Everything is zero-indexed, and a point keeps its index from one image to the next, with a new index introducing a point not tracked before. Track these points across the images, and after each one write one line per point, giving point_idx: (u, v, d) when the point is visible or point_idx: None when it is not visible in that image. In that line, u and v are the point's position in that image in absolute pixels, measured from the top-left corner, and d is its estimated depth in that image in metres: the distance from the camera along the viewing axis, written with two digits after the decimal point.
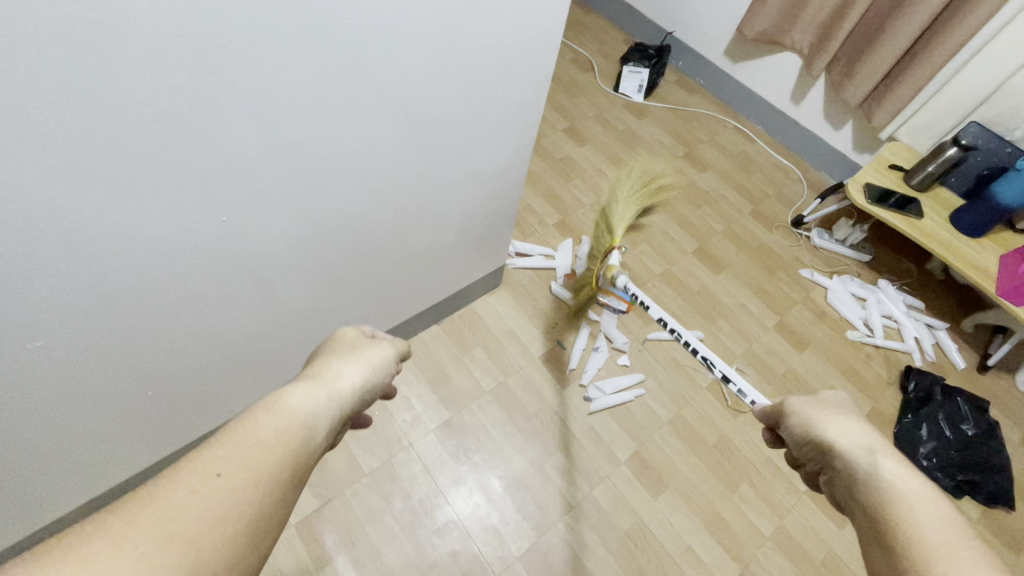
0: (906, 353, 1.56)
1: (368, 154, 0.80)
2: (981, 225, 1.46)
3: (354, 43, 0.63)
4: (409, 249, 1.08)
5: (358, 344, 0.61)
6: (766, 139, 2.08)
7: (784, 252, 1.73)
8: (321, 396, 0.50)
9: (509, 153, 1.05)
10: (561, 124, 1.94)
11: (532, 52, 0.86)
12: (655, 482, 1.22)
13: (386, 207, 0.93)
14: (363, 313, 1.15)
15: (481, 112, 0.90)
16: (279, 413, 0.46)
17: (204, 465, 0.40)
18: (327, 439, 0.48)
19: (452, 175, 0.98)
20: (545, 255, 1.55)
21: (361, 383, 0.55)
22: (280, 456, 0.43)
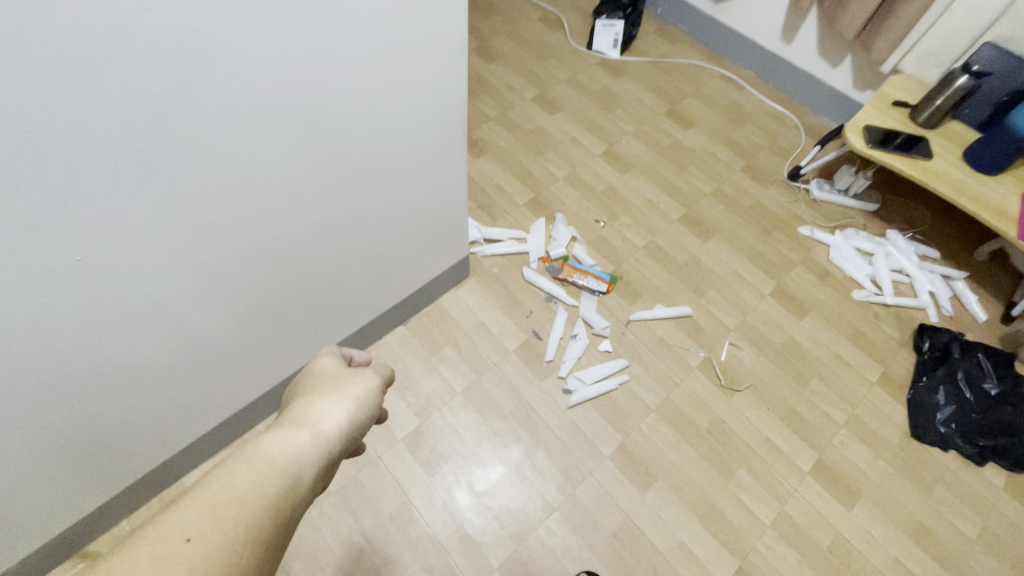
0: (919, 309, 1.43)
1: (250, 159, 0.71)
2: (1002, 159, 1.30)
3: (173, 34, 0.53)
4: (347, 258, 1.00)
5: (336, 377, 0.58)
6: (757, 84, 1.90)
7: (781, 210, 1.59)
8: (305, 441, 0.48)
9: (439, 137, 0.94)
10: (530, 91, 1.79)
11: (428, 21, 0.75)
12: (643, 476, 1.14)
13: (300, 217, 0.85)
14: (312, 328, 1.08)
15: (386, 97, 0.80)
16: (256, 461, 0.44)
17: (171, 532, 0.37)
18: (316, 484, 0.47)
19: (372, 171, 0.89)
20: (517, 238, 1.44)
21: (347, 423, 0.52)
22: (258, 511, 0.41)
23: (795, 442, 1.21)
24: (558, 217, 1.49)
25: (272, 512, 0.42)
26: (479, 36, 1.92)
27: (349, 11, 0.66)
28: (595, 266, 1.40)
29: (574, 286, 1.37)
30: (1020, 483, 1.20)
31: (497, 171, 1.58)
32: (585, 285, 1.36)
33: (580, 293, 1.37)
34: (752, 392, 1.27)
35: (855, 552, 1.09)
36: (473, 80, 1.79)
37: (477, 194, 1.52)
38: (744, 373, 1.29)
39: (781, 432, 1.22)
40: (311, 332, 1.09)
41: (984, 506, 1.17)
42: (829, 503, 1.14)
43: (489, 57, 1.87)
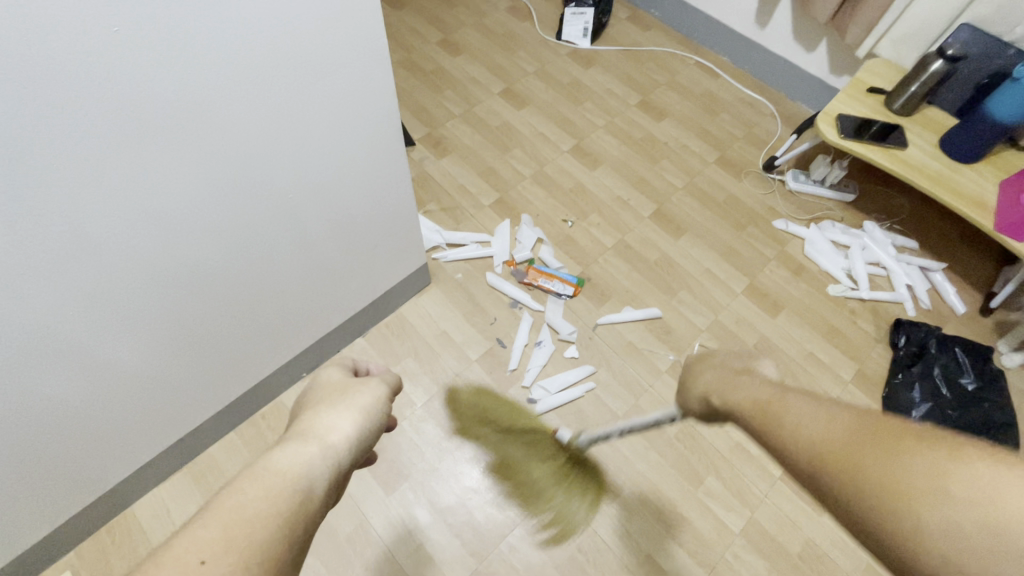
0: (896, 303, 1.39)
1: (146, 189, 0.64)
2: (979, 148, 1.25)
3: (21, 56, 0.46)
4: (283, 278, 0.94)
5: (346, 388, 0.58)
6: (733, 72, 1.83)
7: (755, 203, 1.54)
8: (315, 454, 0.47)
9: (372, 147, 0.88)
10: (496, 86, 1.72)
11: (345, 25, 0.69)
12: (609, 487, 1.11)
13: (219, 243, 0.78)
14: (253, 351, 1.02)
15: (302, 109, 0.73)
16: (267, 476, 0.43)
17: (183, 554, 0.35)
18: (329, 497, 0.46)
19: (297, 188, 0.82)
20: (480, 242, 1.40)
21: (355, 435, 0.52)
22: (270, 530, 0.39)
23: None
24: (525, 219, 1.44)
25: (286, 532, 0.40)
26: (442, 29, 1.85)
27: (244, 24, 0.59)
28: (562, 269, 1.36)
29: (540, 290, 1.33)
30: None
31: (460, 171, 1.52)
32: (550, 289, 1.32)
33: (545, 297, 1.33)
34: None
35: (825, 559, 1.07)
36: (437, 75, 1.73)
37: (440, 196, 1.47)
38: None
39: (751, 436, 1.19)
40: (252, 354, 1.03)
41: None
42: (800, 509, 1.11)
43: (454, 50, 1.80)
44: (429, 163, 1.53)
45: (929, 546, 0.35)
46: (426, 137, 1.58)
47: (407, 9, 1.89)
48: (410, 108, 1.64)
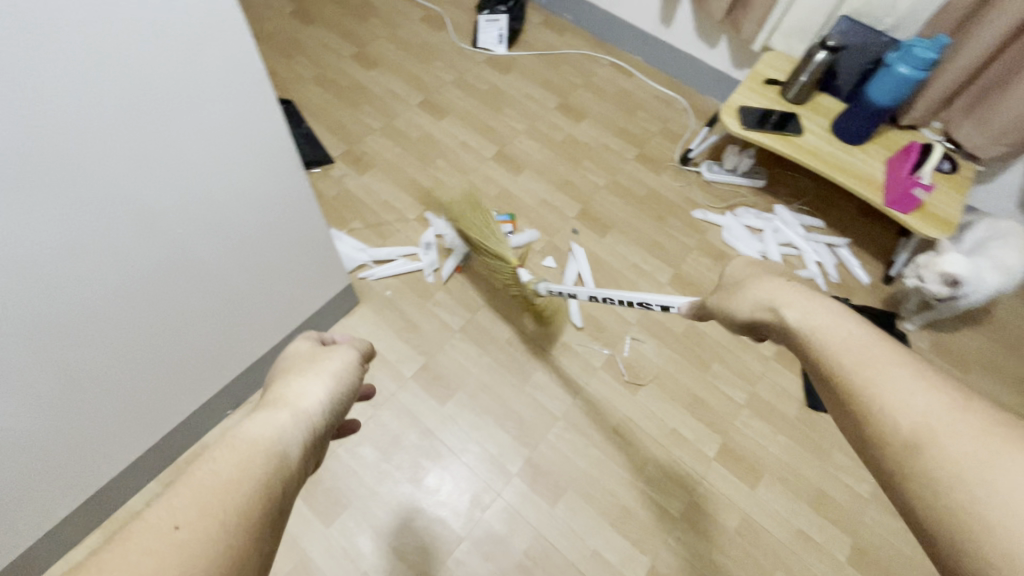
0: (808, 280, 1.47)
1: (0, 249, 0.56)
2: (865, 130, 1.35)
3: None
4: (189, 320, 0.87)
5: (315, 356, 0.56)
6: (646, 70, 1.90)
7: (675, 195, 1.60)
8: (286, 420, 0.45)
9: (267, 172, 0.82)
10: (415, 97, 1.70)
11: (219, 45, 0.63)
12: (552, 489, 1.12)
13: (104, 294, 0.71)
14: (168, 397, 0.95)
15: (181, 140, 0.67)
16: (239, 445, 0.41)
17: (156, 522, 0.34)
18: (305, 460, 0.45)
19: (189, 224, 0.76)
20: (408, 256, 1.38)
21: (328, 399, 0.51)
22: (245, 492, 0.37)
23: (700, 430, 1.22)
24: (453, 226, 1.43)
25: (263, 494, 0.38)
26: (355, 42, 1.82)
27: (93, 51, 0.52)
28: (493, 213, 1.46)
29: None
30: None
31: (383, 186, 1.50)
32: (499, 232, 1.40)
33: (477, 306, 1.33)
34: (656, 385, 1.27)
35: (761, 531, 1.12)
36: (353, 89, 1.69)
37: (363, 213, 1.44)
38: (647, 367, 1.29)
39: (686, 421, 1.23)
40: (167, 400, 0.95)
41: None
42: (734, 486, 1.16)
43: (368, 63, 1.77)
44: (350, 180, 1.50)
45: (950, 515, 0.34)
46: (345, 153, 1.55)
47: (317, 24, 1.85)
48: (327, 125, 1.60)
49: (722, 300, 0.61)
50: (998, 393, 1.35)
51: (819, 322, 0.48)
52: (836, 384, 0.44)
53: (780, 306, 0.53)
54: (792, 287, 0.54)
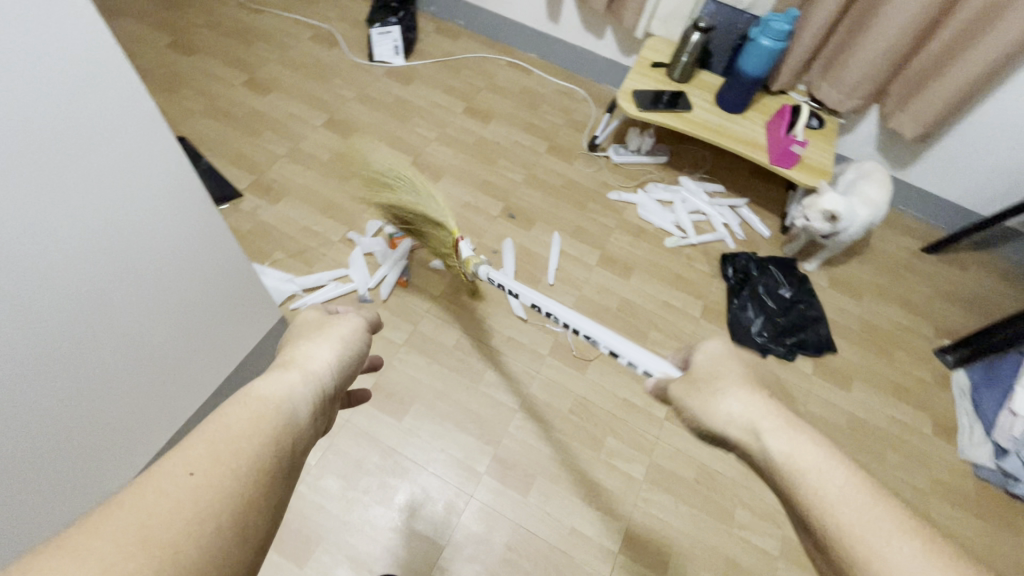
0: (719, 241, 1.60)
1: None
2: (744, 100, 1.50)
3: None
4: (118, 386, 0.80)
5: (324, 323, 0.64)
6: (543, 66, 1.97)
7: (589, 181, 1.68)
8: (295, 380, 0.53)
9: (173, 211, 0.78)
10: (318, 117, 1.66)
11: (102, 84, 0.59)
12: (523, 479, 1.15)
13: (9, 379, 0.62)
14: (111, 477, 0.86)
15: (66, 190, 0.60)
16: (253, 403, 0.47)
17: (175, 466, 0.39)
18: (312, 417, 0.52)
19: (97, 281, 0.69)
20: (338, 279, 1.35)
21: (332, 361, 0.58)
22: (254, 444, 0.44)
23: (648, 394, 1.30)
24: (381, 241, 1.42)
25: (270, 445, 0.45)
26: (244, 68, 1.74)
27: None
28: None
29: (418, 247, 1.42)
30: (822, 366, 1.42)
31: (300, 212, 1.45)
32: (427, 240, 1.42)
33: (419, 316, 1.33)
34: (603, 361, 1.33)
35: (717, 475, 1.21)
36: (250, 117, 1.62)
37: (284, 243, 1.39)
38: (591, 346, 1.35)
39: (633, 388, 1.30)
40: (97, 490, 0.84)
41: (802, 394, 1.36)
42: (687, 439, 1.25)
43: (263, 88, 1.70)
44: (264, 211, 1.44)
45: None
46: (253, 184, 1.48)
47: (198, 53, 1.75)
48: (228, 157, 1.52)
49: (689, 399, 0.61)
50: (887, 313, 1.55)
51: (808, 463, 0.50)
52: (828, 541, 0.46)
53: (764, 432, 0.53)
54: (774, 412, 0.55)
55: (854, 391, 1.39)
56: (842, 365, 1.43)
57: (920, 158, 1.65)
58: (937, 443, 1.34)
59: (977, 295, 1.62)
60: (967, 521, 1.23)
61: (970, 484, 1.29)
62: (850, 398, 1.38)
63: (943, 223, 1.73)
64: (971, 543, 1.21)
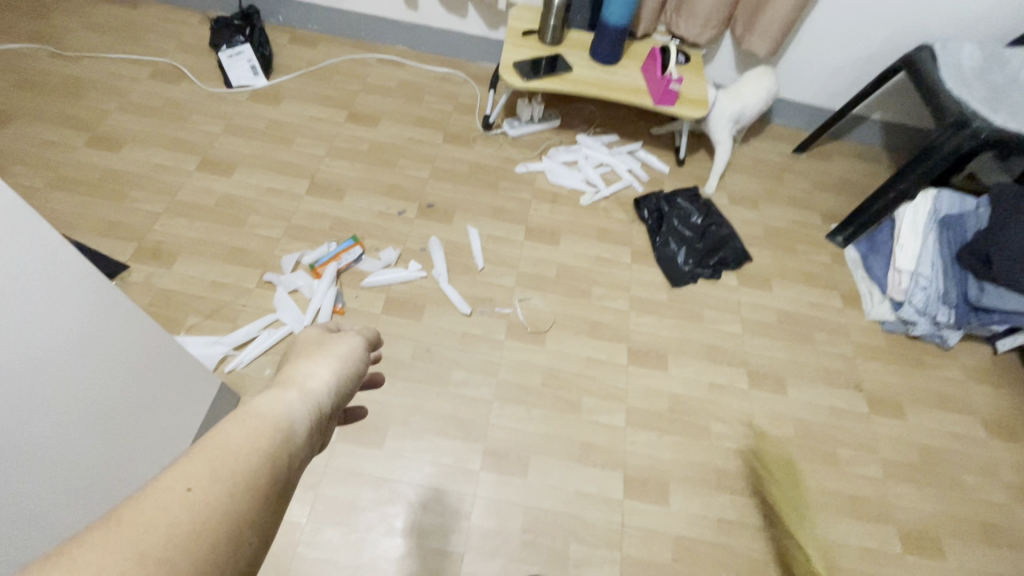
0: (628, 187, 1.69)
1: None
2: (615, 50, 1.56)
3: None
4: (55, 500, 0.70)
5: (324, 339, 0.60)
6: (414, 55, 1.92)
7: (494, 160, 1.68)
8: (294, 397, 0.49)
9: (56, 300, 0.67)
10: (188, 161, 1.51)
11: None
12: (518, 462, 1.16)
13: None
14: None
15: None
16: (251, 419, 0.44)
17: (171, 483, 0.37)
18: (308, 437, 0.48)
19: None
20: (270, 325, 1.26)
21: (332, 381, 0.54)
22: (256, 461, 0.41)
23: (606, 346, 1.36)
24: (303, 275, 1.33)
25: (269, 463, 0.42)
26: (82, 127, 1.52)
27: None
28: (337, 242, 1.39)
29: (345, 269, 1.36)
30: (744, 275, 1.56)
31: (202, 268, 1.32)
32: (351, 259, 1.37)
33: None
34: (557, 328, 1.37)
35: (687, 400, 1.30)
36: (107, 180, 1.43)
37: (194, 305, 1.26)
38: (542, 318, 1.38)
39: (592, 345, 1.36)
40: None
41: (734, 305, 1.49)
42: (652, 376, 1.33)
43: (112, 145, 1.50)
44: (160, 277, 1.29)
45: None
46: (138, 252, 1.32)
47: (16, 120, 1.50)
48: (96, 230, 1.34)
49: None
50: (782, 214, 1.73)
51: None
52: None
53: None
54: None
55: (775, 289, 1.55)
56: (759, 269, 1.58)
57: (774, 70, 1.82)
58: (849, 313, 1.53)
59: (846, 179, 1.85)
60: (886, 370, 1.44)
61: (881, 338, 1.50)
62: (774, 296, 1.53)
63: (804, 123, 1.95)
64: (894, 386, 1.41)
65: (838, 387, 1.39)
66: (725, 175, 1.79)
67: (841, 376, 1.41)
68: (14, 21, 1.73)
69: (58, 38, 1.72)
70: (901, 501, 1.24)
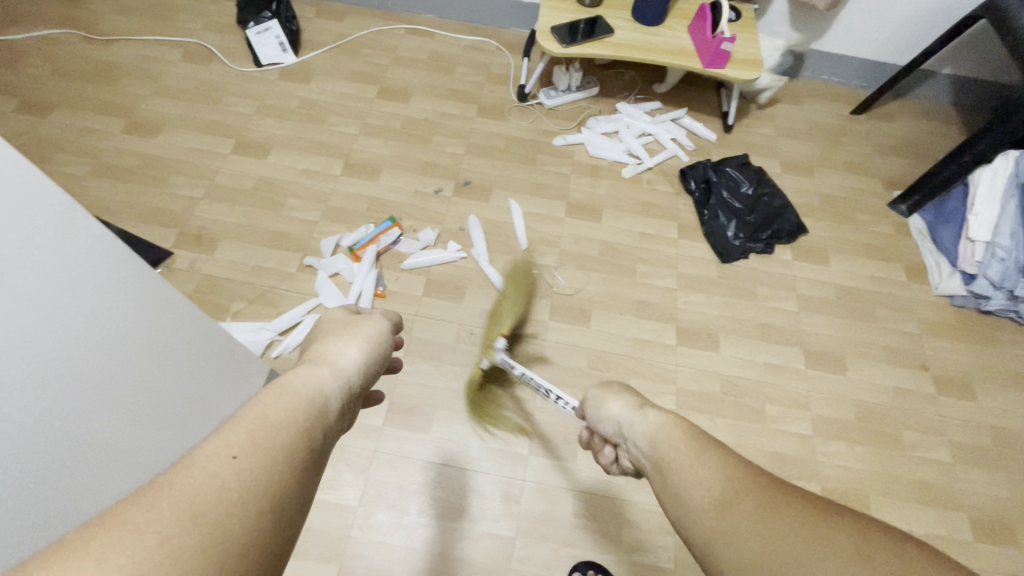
0: (673, 157, 1.60)
1: None
2: (660, 10, 1.46)
3: None
4: (116, 486, 0.71)
5: (350, 323, 0.68)
6: (443, 24, 1.84)
7: (531, 133, 1.61)
8: (323, 374, 0.56)
9: (127, 305, 0.68)
10: (224, 144, 1.49)
11: None
12: (566, 446, 1.14)
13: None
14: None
15: None
16: (286, 393, 0.50)
17: (217, 451, 0.41)
18: (336, 412, 0.54)
19: (58, 383, 0.60)
20: (313, 310, 1.25)
21: (358, 359, 0.62)
22: (291, 434, 0.46)
23: (654, 326, 1.31)
24: (343, 258, 1.32)
25: (304, 434, 0.47)
26: (119, 113, 1.52)
27: None
28: (376, 224, 1.36)
29: (385, 250, 1.34)
30: (798, 248, 1.47)
31: (244, 253, 1.31)
32: (391, 241, 1.34)
33: (409, 322, 1.26)
34: (602, 308, 1.33)
35: (741, 381, 1.25)
36: (146, 166, 1.43)
37: (239, 291, 1.26)
38: (587, 298, 1.34)
39: (640, 325, 1.31)
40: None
41: (789, 280, 1.41)
42: (703, 357, 1.28)
43: (149, 129, 1.50)
44: (204, 264, 1.29)
45: None
46: (181, 238, 1.32)
47: (56, 109, 1.50)
48: (140, 217, 1.34)
49: None
50: (841, 181, 1.62)
51: None
52: None
53: None
54: None
55: (832, 263, 1.46)
56: (815, 242, 1.48)
57: (832, 24, 1.68)
58: (914, 287, 1.43)
59: (910, 142, 1.71)
60: (956, 348, 1.35)
61: (950, 314, 1.40)
62: (831, 270, 1.44)
63: (864, 82, 1.80)
64: (964, 365, 1.33)
65: (903, 366, 1.31)
66: (777, 141, 1.67)
67: (905, 354, 1.33)
68: (47, 7, 1.72)
69: (91, 22, 1.71)
70: (971, 486, 1.18)
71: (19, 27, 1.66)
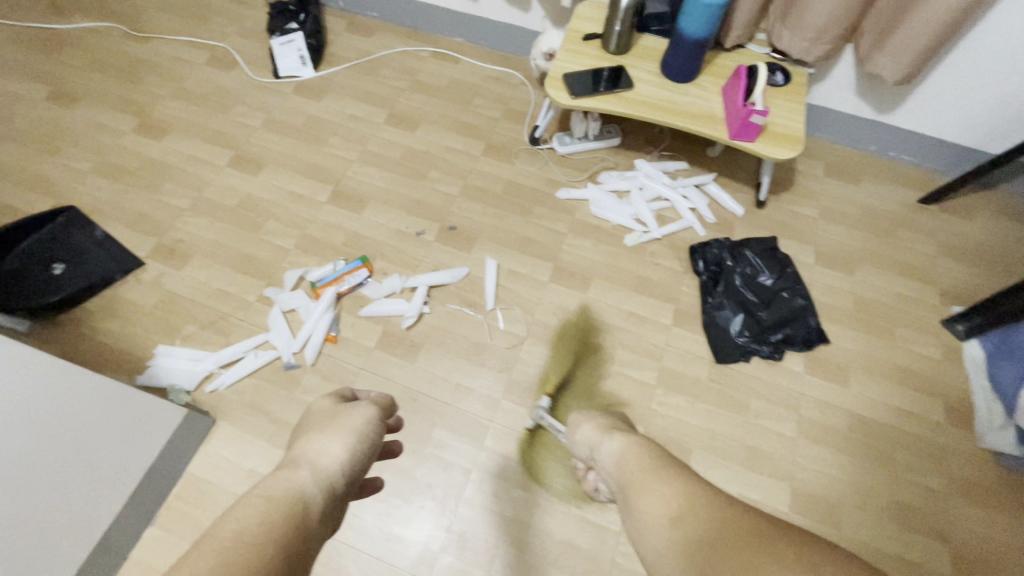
0: (687, 229, 1.42)
1: None
2: (690, 66, 1.28)
3: None
4: None
5: (336, 414, 0.61)
6: (472, 50, 1.75)
7: (534, 181, 1.49)
8: (306, 478, 0.51)
9: None
10: (222, 155, 1.48)
11: None
12: (485, 551, 1.03)
13: None
14: None
15: None
16: (261, 505, 0.46)
17: None
18: (325, 512, 0.50)
19: None
20: (259, 346, 1.21)
21: (346, 456, 0.55)
22: (269, 545, 0.43)
23: None
24: (303, 294, 1.27)
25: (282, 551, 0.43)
26: (135, 111, 1.55)
27: None
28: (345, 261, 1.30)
29: (347, 291, 1.27)
30: (814, 359, 1.26)
31: (210, 274, 1.29)
32: (356, 283, 1.27)
33: (352, 375, 1.19)
34: (564, 395, 1.19)
35: None
36: (145, 169, 1.45)
37: (194, 314, 1.24)
38: (549, 381, 1.20)
39: None
40: None
41: (794, 398, 1.21)
42: None
43: (157, 132, 1.52)
44: (170, 279, 1.28)
45: None
46: (155, 249, 1.32)
47: (80, 101, 1.56)
48: (125, 222, 1.36)
49: None
50: (886, 285, 1.37)
51: None
52: None
53: None
54: None
55: (852, 384, 1.23)
56: (837, 355, 1.26)
57: (907, 98, 1.43)
58: (953, 433, 1.18)
59: (985, 247, 1.42)
60: (992, 521, 1.09)
61: (994, 475, 1.14)
62: (849, 393, 1.22)
63: (941, 166, 1.53)
64: (997, 546, 1.07)
65: (915, 532, 1.08)
66: (817, 225, 1.45)
67: (921, 517, 1.09)
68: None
69: (135, 18, 1.76)
70: None
71: (70, 17, 1.74)
